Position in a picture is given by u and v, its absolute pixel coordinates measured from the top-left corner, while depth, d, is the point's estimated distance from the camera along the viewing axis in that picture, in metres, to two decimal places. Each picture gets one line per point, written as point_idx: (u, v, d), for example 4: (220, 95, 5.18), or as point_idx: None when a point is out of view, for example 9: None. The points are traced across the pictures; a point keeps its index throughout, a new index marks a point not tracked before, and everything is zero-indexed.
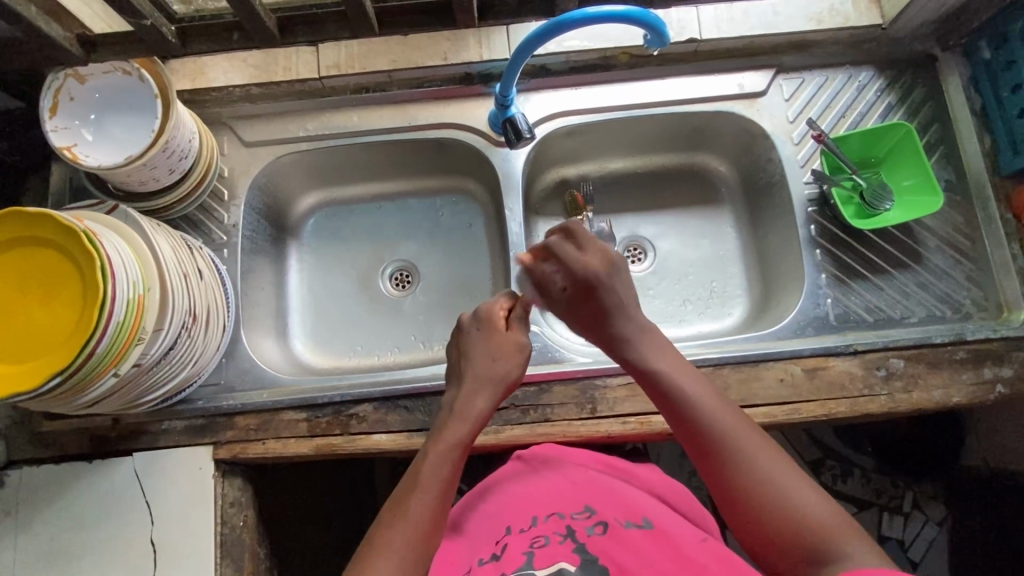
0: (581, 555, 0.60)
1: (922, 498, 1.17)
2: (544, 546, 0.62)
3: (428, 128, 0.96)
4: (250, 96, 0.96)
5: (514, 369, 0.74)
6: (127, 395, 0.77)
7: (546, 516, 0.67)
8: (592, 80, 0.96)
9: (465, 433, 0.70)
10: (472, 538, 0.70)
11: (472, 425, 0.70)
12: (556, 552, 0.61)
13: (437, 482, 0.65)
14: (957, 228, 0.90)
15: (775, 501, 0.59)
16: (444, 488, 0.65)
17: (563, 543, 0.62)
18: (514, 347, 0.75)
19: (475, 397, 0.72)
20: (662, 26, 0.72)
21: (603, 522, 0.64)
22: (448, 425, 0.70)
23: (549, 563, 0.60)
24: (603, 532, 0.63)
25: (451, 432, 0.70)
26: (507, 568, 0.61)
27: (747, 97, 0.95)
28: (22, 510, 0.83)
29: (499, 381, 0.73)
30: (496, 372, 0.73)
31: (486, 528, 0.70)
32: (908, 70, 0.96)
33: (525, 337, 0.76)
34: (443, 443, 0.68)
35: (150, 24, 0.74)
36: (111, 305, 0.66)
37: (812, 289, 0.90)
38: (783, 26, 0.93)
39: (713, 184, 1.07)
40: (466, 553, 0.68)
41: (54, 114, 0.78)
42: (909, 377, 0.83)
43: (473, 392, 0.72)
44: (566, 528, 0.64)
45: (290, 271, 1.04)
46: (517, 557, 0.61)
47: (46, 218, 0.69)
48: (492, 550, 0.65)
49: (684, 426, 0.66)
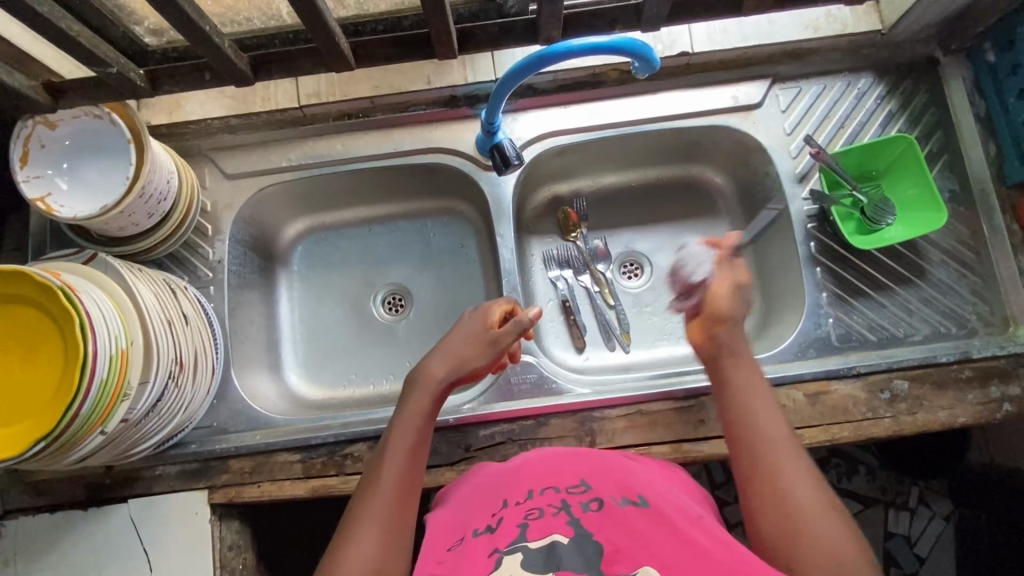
0: (575, 527, 0.56)
1: (929, 494, 1.17)
2: (538, 519, 0.58)
3: (414, 152, 0.94)
4: (229, 126, 0.94)
5: (479, 361, 0.72)
6: (117, 448, 0.75)
7: (541, 489, 0.63)
8: (582, 98, 0.93)
9: (426, 401, 0.69)
10: (468, 512, 0.65)
11: (432, 395, 0.69)
12: (551, 523, 0.57)
13: (403, 448, 0.65)
14: (961, 240, 0.88)
15: (800, 518, 0.55)
16: (412, 457, 0.65)
17: (557, 515, 0.58)
18: (487, 344, 0.73)
19: (434, 361, 0.71)
20: (650, 52, 0.69)
21: (598, 497, 0.60)
22: (412, 394, 0.69)
23: (543, 536, 0.56)
24: (597, 507, 0.59)
25: (416, 399, 0.69)
26: (500, 542, 0.56)
27: (741, 110, 0.92)
28: (19, 561, 0.83)
29: (462, 364, 0.71)
30: (465, 360, 0.72)
31: (481, 501, 0.67)
32: (909, 74, 0.92)
33: (506, 341, 0.73)
34: (407, 416, 0.68)
35: (116, 71, 0.69)
36: (93, 364, 0.65)
37: (812, 309, 0.87)
38: (778, 36, 0.90)
39: (710, 196, 1.04)
40: (462, 523, 0.64)
41: (25, 163, 0.75)
42: (913, 399, 0.82)
43: (436, 361, 0.71)
44: (560, 501, 0.60)
45: (282, 301, 1.02)
46: (512, 530, 0.57)
47: (20, 275, 0.67)
48: (487, 521, 0.61)
49: (735, 427, 0.63)
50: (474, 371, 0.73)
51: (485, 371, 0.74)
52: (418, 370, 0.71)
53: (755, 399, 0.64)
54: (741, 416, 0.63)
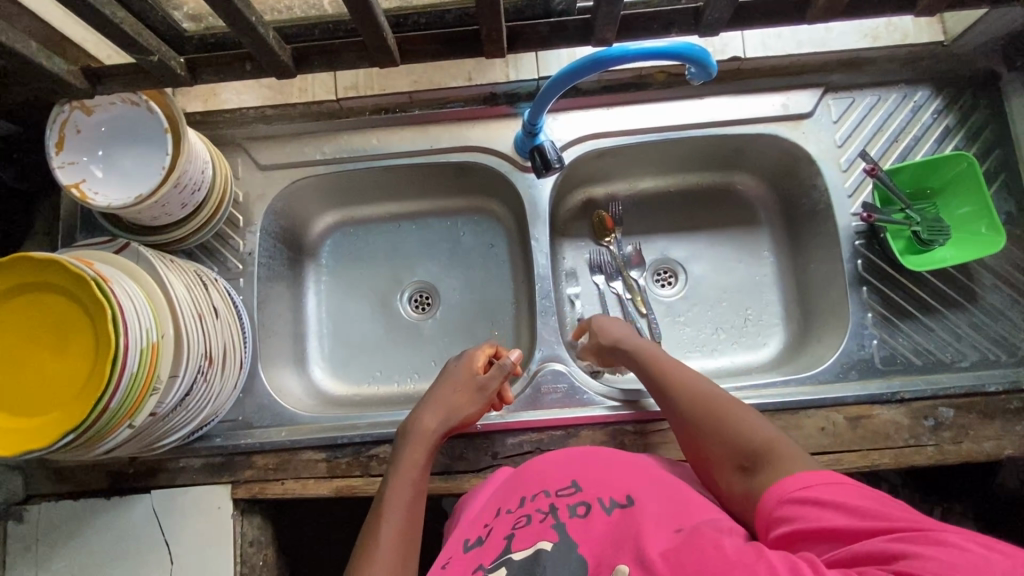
0: (560, 533, 0.56)
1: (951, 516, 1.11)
2: (524, 528, 0.58)
3: (449, 150, 0.91)
4: (264, 116, 0.92)
5: (468, 409, 0.76)
6: (143, 441, 0.75)
7: (532, 495, 0.63)
8: (626, 101, 0.90)
9: (421, 453, 0.71)
10: (465, 526, 0.65)
11: (429, 444, 0.72)
12: (536, 531, 0.57)
13: (401, 498, 0.67)
14: (1016, 264, 0.84)
15: (719, 426, 0.65)
16: (410, 508, 0.67)
17: (543, 521, 0.58)
18: (476, 391, 0.77)
19: (425, 413, 0.75)
20: (708, 59, 0.66)
21: (585, 501, 0.59)
22: (406, 445, 0.72)
23: (529, 544, 0.56)
24: (583, 513, 0.58)
25: (410, 451, 0.71)
26: (487, 556, 0.57)
27: (791, 119, 0.89)
28: (42, 547, 0.83)
29: (453, 414, 0.75)
30: (456, 410, 0.75)
31: (482, 513, 0.66)
32: (969, 89, 0.88)
33: (495, 386, 0.77)
34: (403, 466, 0.70)
35: (156, 59, 0.67)
36: (124, 357, 0.64)
37: (856, 329, 0.84)
38: (835, 44, 0.86)
39: (750, 205, 1.01)
40: (458, 536, 0.64)
41: (62, 148, 0.74)
42: (958, 427, 0.79)
43: (426, 414, 0.74)
44: (548, 506, 0.60)
45: (309, 294, 1.01)
46: (498, 543, 0.58)
47: (53, 264, 0.66)
48: (479, 533, 0.62)
49: (652, 384, 0.73)
50: (465, 419, 0.76)
51: (477, 419, 0.78)
52: (407, 423, 0.74)
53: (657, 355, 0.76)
54: (661, 389, 0.72)
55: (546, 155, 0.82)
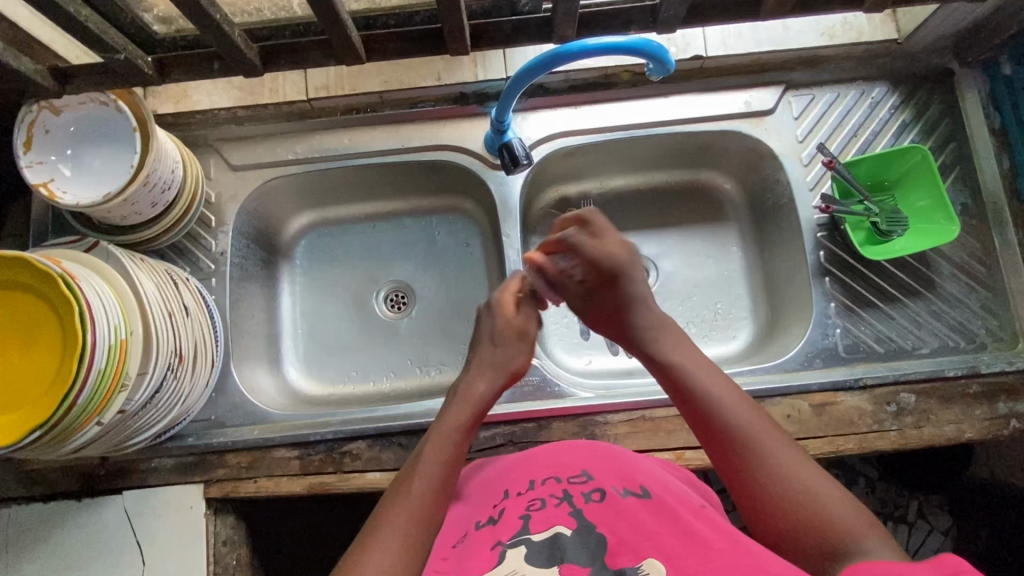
0: (577, 519, 0.56)
1: (928, 507, 1.09)
2: (540, 510, 0.57)
3: (422, 149, 0.93)
4: (236, 117, 0.93)
5: (514, 360, 0.72)
6: (113, 439, 0.74)
7: (542, 479, 0.63)
8: (593, 100, 0.92)
9: (465, 415, 0.66)
10: (469, 506, 0.64)
11: (475, 406, 0.67)
12: (553, 516, 0.56)
13: (441, 456, 0.62)
14: (972, 254, 0.87)
15: (796, 500, 0.56)
16: (449, 469, 0.61)
17: (559, 506, 0.57)
18: (517, 334, 0.73)
19: (472, 376, 0.70)
20: (666, 55, 0.68)
21: (600, 488, 0.60)
22: (451, 407, 0.67)
23: (545, 528, 0.55)
24: (599, 499, 0.58)
25: (454, 412, 0.67)
26: (504, 534, 0.55)
27: (753, 116, 0.91)
28: (10, 551, 0.82)
29: (499, 368, 0.71)
30: (498, 359, 0.72)
31: (485, 495, 0.65)
32: (924, 85, 0.91)
33: (529, 324, 0.74)
34: (446, 425, 0.65)
35: (123, 58, 0.68)
36: (92, 353, 0.64)
37: (820, 319, 0.86)
38: (794, 42, 0.89)
39: (719, 202, 1.03)
40: (462, 517, 0.62)
41: (29, 148, 0.74)
42: (919, 412, 0.81)
43: (475, 376, 0.70)
44: (562, 492, 0.60)
45: (283, 294, 1.01)
46: (513, 523, 0.56)
47: (20, 262, 0.66)
48: (489, 513, 0.60)
49: (709, 430, 0.62)
50: (512, 371, 0.72)
51: (523, 368, 0.74)
52: (458, 385, 0.70)
53: (715, 391, 0.63)
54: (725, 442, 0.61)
55: (513, 152, 0.83)
